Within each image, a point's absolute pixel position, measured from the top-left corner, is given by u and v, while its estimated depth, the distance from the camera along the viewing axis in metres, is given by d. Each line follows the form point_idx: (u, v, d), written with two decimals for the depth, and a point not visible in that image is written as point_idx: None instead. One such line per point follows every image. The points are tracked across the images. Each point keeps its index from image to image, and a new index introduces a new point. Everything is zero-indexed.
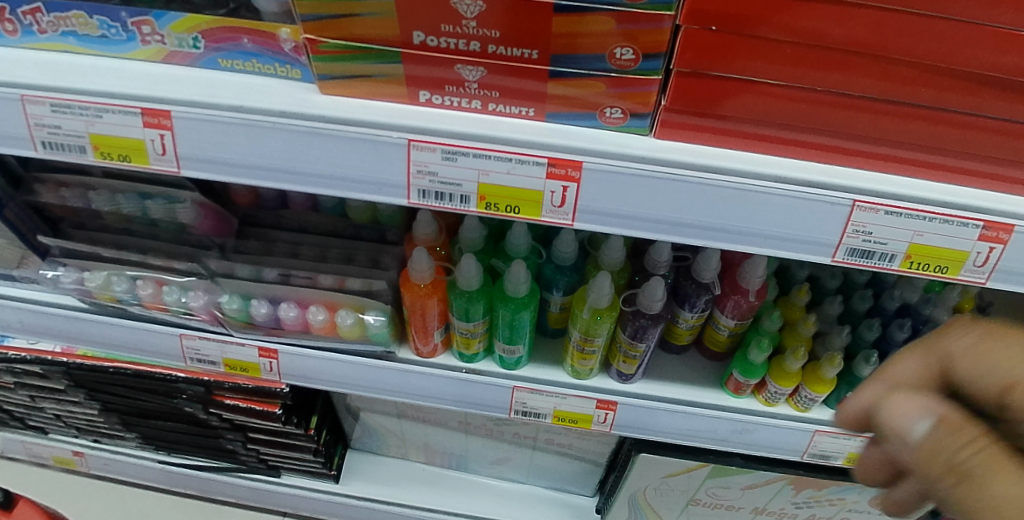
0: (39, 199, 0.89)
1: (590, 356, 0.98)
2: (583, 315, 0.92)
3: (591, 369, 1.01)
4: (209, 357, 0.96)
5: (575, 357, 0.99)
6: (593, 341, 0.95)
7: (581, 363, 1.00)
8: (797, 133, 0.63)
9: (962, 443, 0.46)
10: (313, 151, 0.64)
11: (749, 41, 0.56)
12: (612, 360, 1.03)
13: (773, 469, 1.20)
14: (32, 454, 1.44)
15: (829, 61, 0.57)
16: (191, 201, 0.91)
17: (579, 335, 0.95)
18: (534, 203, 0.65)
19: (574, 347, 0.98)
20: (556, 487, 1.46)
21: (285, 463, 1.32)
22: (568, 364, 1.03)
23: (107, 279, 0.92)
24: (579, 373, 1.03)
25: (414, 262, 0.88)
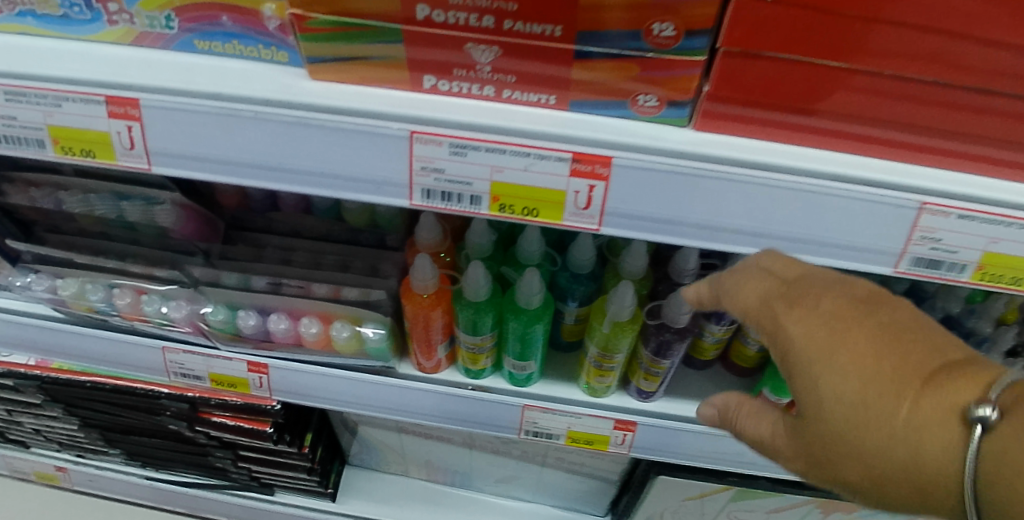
0: (8, 200, 0.81)
1: (608, 373, 0.90)
2: (603, 328, 0.84)
3: (608, 387, 0.93)
4: (193, 371, 0.87)
5: (591, 374, 0.91)
6: (613, 357, 0.86)
7: (598, 380, 0.91)
8: (858, 124, 0.55)
9: (736, 416, 0.56)
10: (302, 146, 0.56)
11: (811, 16, 0.48)
12: (632, 377, 0.94)
13: (801, 491, 1.11)
14: (14, 468, 1.32)
15: (903, 42, 0.48)
16: (172, 202, 0.80)
17: (596, 351, 0.87)
18: (555, 205, 0.57)
19: (590, 363, 0.89)
20: (565, 506, 1.37)
21: (278, 481, 1.24)
22: (583, 382, 0.95)
23: (81, 286, 0.84)
24: (595, 392, 0.94)
25: (416, 270, 0.80)
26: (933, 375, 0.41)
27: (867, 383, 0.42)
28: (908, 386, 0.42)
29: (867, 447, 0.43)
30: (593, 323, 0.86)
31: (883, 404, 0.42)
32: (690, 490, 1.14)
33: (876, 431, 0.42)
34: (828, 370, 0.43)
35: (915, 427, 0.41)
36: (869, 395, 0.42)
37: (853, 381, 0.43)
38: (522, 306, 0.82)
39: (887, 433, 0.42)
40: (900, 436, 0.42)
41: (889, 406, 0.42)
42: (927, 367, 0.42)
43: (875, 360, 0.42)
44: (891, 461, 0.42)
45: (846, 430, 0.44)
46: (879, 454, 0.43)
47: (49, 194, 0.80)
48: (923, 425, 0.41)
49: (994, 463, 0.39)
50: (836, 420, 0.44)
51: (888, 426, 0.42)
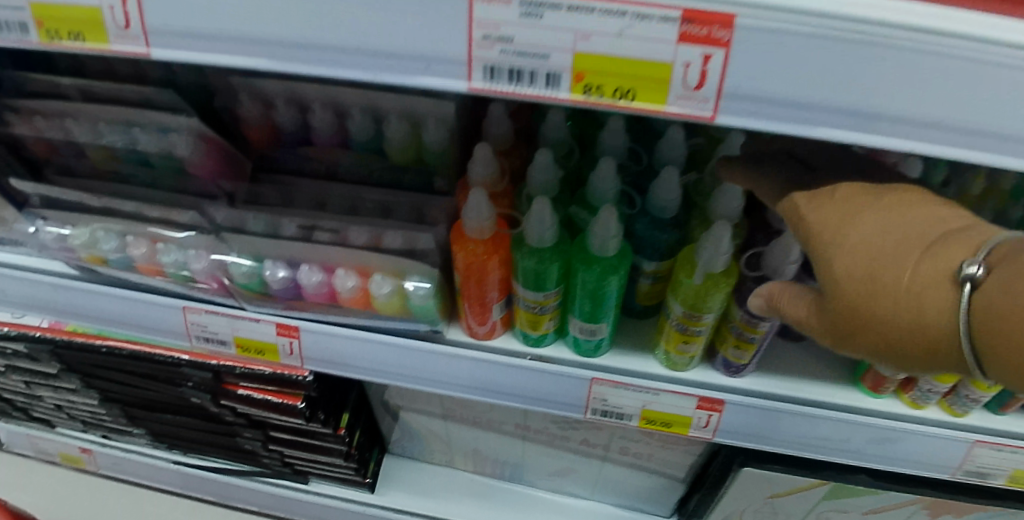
0: (12, 131, 0.71)
1: (694, 340, 0.75)
2: (690, 280, 0.70)
3: (692, 358, 0.78)
4: (217, 335, 0.76)
5: (672, 342, 0.77)
6: (701, 317, 0.72)
7: (680, 350, 0.77)
8: None
9: None
10: (333, 14, 0.43)
11: None
12: (720, 348, 0.80)
13: (910, 490, 0.95)
14: (38, 449, 1.24)
15: None
16: (189, 130, 0.72)
17: (679, 311, 0.73)
18: (659, 84, 0.44)
19: (671, 328, 0.75)
20: (626, 505, 1.23)
21: (314, 469, 1.12)
22: (661, 353, 0.80)
23: (93, 235, 0.73)
24: (677, 364, 0.79)
25: (470, 209, 0.67)
26: (934, 242, 0.46)
27: (875, 251, 0.48)
28: (911, 251, 0.47)
29: (872, 317, 0.47)
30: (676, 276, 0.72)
31: (888, 267, 0.46)
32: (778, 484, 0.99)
33: (885, 297, 0.46)
34: (840, 247, 0.49)
35: (918, 287, 0.45)
36: (875, 267, 0.47)
37: (861, 256, 0.48)
38: (595, 255, 0.69)
39: (892, 301, 0.46)
40: (903, 297, 0.46)
41: (894, 268, 0.46)
42: (929, 237, 0.47)
43: (881, 233, 0.48)
44: (896, 321, 0.46)
45: (857, 298, 0.48)
46: (887, 316, 0.46)
47: (55, 124, 0.71)
48: (922, 291, 0.45)
49: (986, 312, 0.43)
50: (848, 288, 0.48)
51: (892, 290, 0.46)
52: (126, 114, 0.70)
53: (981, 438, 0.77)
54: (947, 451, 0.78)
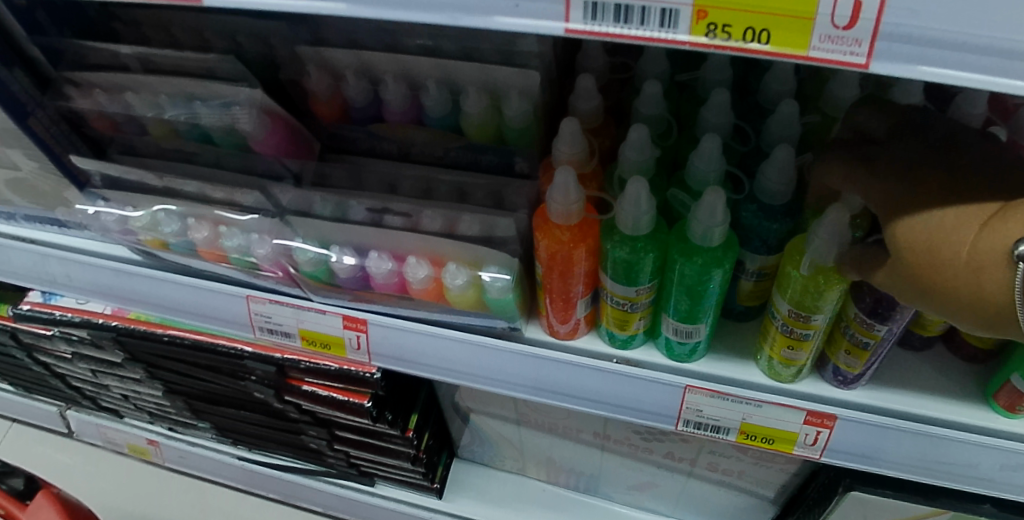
0: (73, 106, 0.68)
1: (802, 345, 0.65)
2: (795, 275, 0.60)
3: (799, 367, 0.68)
4: (281, 327, 0.72)
5: (776, 346, 0.67)
6: (811, 317, 0.62)
7: (784, 356, 0.67)
8: None
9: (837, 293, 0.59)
10: None
11: None
12: (835, 358, 0.69)
13: None
14: (107, 440, 1.24)
15: None
16: (251, 104, 0.67)
17: (785, 309, 0.64)
18: (799, 21, 0.35)
19: (777, 329, 0.66)
20: None
21: (380, 471, 1.07)
22: (764, 359, 0.71)
23: (155, 216, 0.70)
24: (781, 373, 0.70)
25: (556, 191, 0.60)
26: (995, 214, 0.43)
27: (935, 225, 0.45)
28: (970, 224, 0.44)
29: (933, 289, 0.46)
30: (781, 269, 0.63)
31: (947, 242, 0.44)
32: (890, 511, 0.87)
33: (944, 272, 0.45)
34: (898, 219, 0.47)
35: (977, 264, 0.43)
36: (932, 241, 0.45)
37: (918, 229, 0.46)
38: (696, 245, 0.61)
39: (949, 275, 0.44)
40: (962, 271, 0.44)
41: (951, 243, 0.44)
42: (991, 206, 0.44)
43: (941, 203, 0.45)
44: (957, 292, 0.45)
45: (920, 269, 0.46)
46: (948, 290, 0.45)
47: (118, 98, 0.69)
48: (981, 266, 0.43)
49: None
50: (909, 262, 0.46)
51: (951, 266, 0.44)
52: (187, 87, 0.67)
53: None
54: None
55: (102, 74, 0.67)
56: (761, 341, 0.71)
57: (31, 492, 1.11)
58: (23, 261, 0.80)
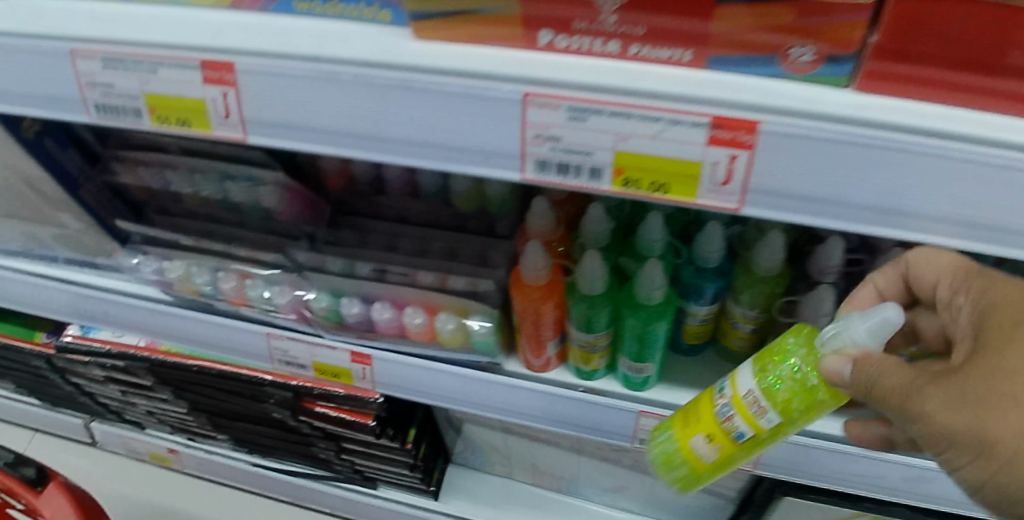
0: (117, 179, 0.81)
1: (724, 438, 0.57)
2: (782, 369, 0.53)
3: (692, 467, 0.60)
4: (297, 360, 0.84)
5: (692, 429, 0.59)
6: (762, 420, 0.54)
7: (692, 443, 0.59)
8: None
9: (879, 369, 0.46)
10: (404, 113, 0.50)
11: None
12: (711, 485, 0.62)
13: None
14: (129, 448, 1.39)
15: None
16: (276, 183, 0.80)
17: (744, 393, 0.55)
18: (689, 179, 0.48)
19: (712, 411, 0.57)
20: None
21: (382, 477, 1.21)
22: (659, 438, 0.63)
23: (188, 269, 0.84)
24: (669, 466, 0.62)
25: (527, 258, 0.73)
26: None
27: None
28: None
29: None
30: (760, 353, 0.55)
31: None
32: (823, 513, 1.02)
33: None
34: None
35: None
36: None
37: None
38: (641, 302, 0.75)
39: None
40: None
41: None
42: None
43: None
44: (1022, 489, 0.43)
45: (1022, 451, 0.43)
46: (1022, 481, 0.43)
47: (158, 172, 0.82)
48: None
49: None
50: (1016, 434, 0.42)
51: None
52: (220, 167, 0.80)
53: None
54: None
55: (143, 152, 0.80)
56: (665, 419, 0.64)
57: (42, 480, 1.11)
58: (63, 299, 0.90)
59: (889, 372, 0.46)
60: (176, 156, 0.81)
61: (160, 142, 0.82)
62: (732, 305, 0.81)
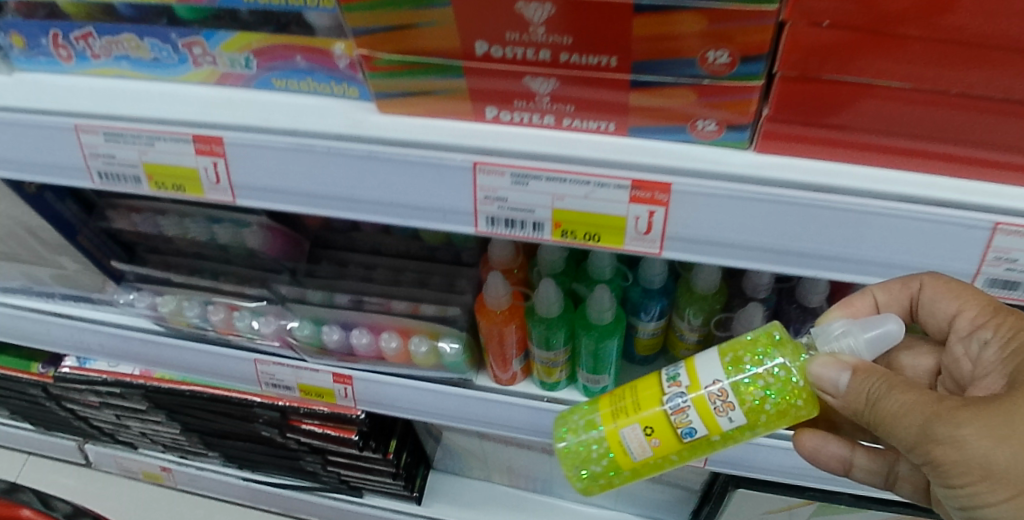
0: (112, 225, 0.91)
1: (668, 430, 0.58)
2: (752, 368, 0.56)
3: (614, 460, 0.61)
4: (284, 382, 0.92)
5: (630, 419, 0.59)
6: (720, 417, 0.56)
7: (624, 435, 0.59)
8: (921, 142, 0.54)
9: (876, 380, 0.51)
10: (371, 178, 0.58)
11: (883, 39, 0.47)
12: (615, 481, 0.63)
13: (888, 508, 1.07)
14: (123, 467, 1.46)
15: (967, 61, 0.47)
16: (259, 224, 0.91)
17: (708, 385, 0.56)
18: (617, 230, 0.57)
19: (661, 404, 0.57)
20: (647, 515, 1.37)
21: (368, 485, 1.29)
22: (575, 427, 0.62)
23: (179, 303, 0.92)
24: (584, 457, 0.62)
25: (490, 287, 0.81)
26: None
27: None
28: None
29: None
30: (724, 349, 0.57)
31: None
32: (772, 502, 1.12)
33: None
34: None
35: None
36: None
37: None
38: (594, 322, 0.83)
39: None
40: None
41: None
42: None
43: None
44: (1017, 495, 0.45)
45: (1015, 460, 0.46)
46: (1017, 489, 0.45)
47: (149, 218, 0.92)
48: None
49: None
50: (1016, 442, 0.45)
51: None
52: (208, 212, 0.91)
53: None
54: None
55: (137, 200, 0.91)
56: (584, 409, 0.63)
57: None
58: (62, 334, 0.97)
59: (895, 386, 0.50)
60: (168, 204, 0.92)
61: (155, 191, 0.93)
62: (677, 319, 0.90)
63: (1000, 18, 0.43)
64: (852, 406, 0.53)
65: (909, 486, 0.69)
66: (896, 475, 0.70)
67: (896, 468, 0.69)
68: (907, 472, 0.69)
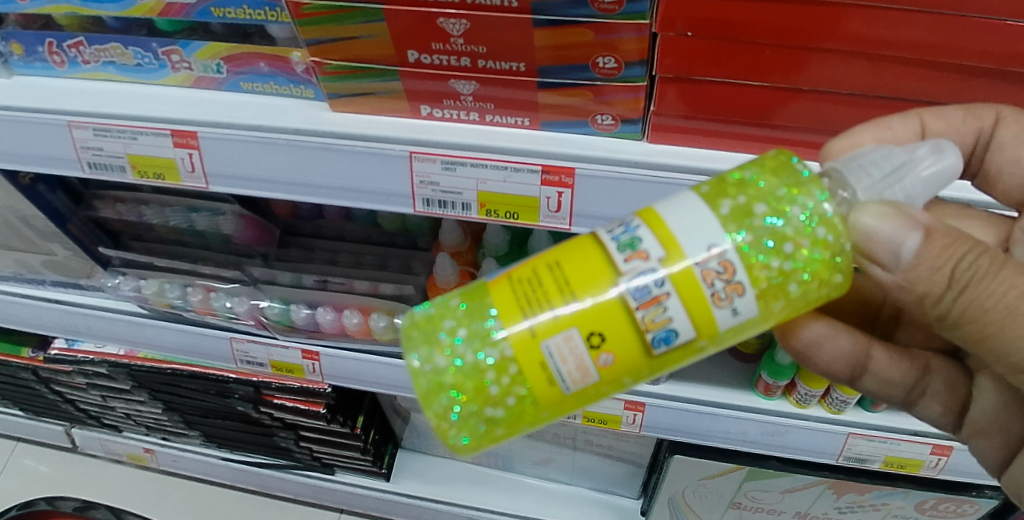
0: (99, 214, 1.01)
1: (630, 334, 0.47)
2: (760, 222, 0.47)
3: (534, 390, 0.49)
4: (257, 358, 1.01)
5: (565, 325, 0.47)
6: (718, 308, 0.47)
7: (551, 351, 0.48)
8: (819, 134, 0.64)
9: (958, 256, 0.46)
10: (323, 167, 0.69)
11: (746, 47, 0.57)
12: (522, 422, 0.51)
13: (811, 472, 1.13)
14: (107, 450, 1.54)
15: (879, 69, 0.57)
16: (232, 213, 1.01)
17: (702, 260, 0.46)
18: (532, 209, 0.68)
19: (625, 295, 0.47)
20: (601, 489, 1.46)
21: (339, 462, 1.38)
22: (454, 339, 0.50)
23: (161, 286, 1.01)
24: (482, 390, 0.49)
25: (438, 267, 0.92)
26: None
27: None
28: None
29: None
30: (717, 201, 0.48)
31: None
32: (705, 469, 1.18)
33: None
34: None
35: None
36: None
37: None
38: None
39: None
40: None
41: None
42: None
43: None
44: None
45: None
46: None
47: (134, 208, 1.02)
48: None
49: None
50: None
51: None
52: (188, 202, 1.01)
53: (855, 430, 0.98)
54: (819, 440, 1.00)
55: (122, 192, 1.01)
56: (466, 314, 0.50)
57: None
58: (52, 317, 1.06)
59: (991, 270, 0.46)
60: (150, 195, 1.03)
61: (137, 183, 1.03)
62: None
63: (840, 27, 0.54)
64: (924, 286, 0.48)
65: (936, 406, 0.66)
66: (923, 389, 0.66)
67: (924, 380, 0.66)
68: (936, 386, 0.66)
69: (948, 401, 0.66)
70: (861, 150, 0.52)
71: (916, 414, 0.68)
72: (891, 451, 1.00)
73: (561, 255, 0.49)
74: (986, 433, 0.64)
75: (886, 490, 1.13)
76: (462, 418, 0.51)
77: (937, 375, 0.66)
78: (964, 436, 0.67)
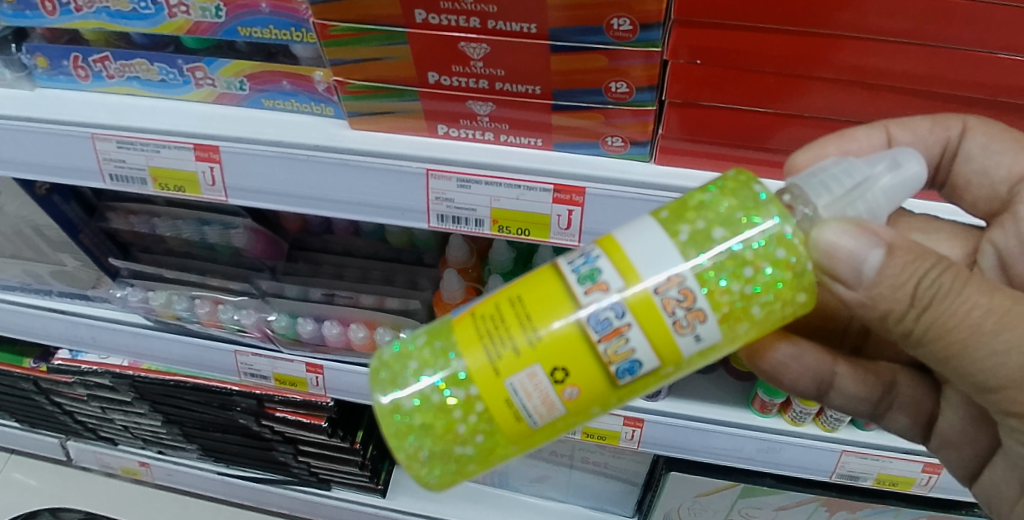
0: (111, 225, 1.03)
1: (592, 367, 0.49)
2: (718, 245, 0.49)
3: (500, 426, 0.51)
4: (261, 371, 1.03)
5: (528, 363, 0.49)
6: (680, 335, 0.49)
7: (515, 389, 0.49)
8: None
9: (918, 274, 0.49)
10: (341, 182, 0.71)
11: (748, 74, 0.60)
12: (493, 458, 0.53)
13: (806, 490, 1.15)
14: (102, 463, 1.53)
15: (875, 96, 0.60)
16: (244, 226, 1.03)
17: (661, 293, 0.48)
18: (543, 226, 0.70)
19: (586, 326, 0.49)
20: (597, 507, 1.47)
21: (336, 477, 1.38)
22: (421, 374, 0.52)
23: (168, 298, 1.02)
24: (450, 428, 0.51)
25: (445, 282, 0.94)
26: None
27: None
28: None
29: None
30: (676, 226, 0.50)
31: None
32: (702, 487, 1.19)
33: None
34: None
35: None
36: None
37: None
38: None
39: None
40: None
41: None
42: None
43: None
44: None
45: None
46: None
47: (145, 220, 1.04)
48: None
49: None
50: None
51: None
52: (199, 215, 1.03)
53: (849, 448, 0.99)
54: (813, 457, 1.01)
55: (135, 204, 1.03)
56: (432, 353, 0.52)
57: None
58: (58, 327, 1.06)
59: (954, 288, 0.48)
60: (163, 207, 1.05)
61: (150, 195, 1.05)
62: None
63: (837, 57, 0.57)
64: (888, 303, 0.50)
65: (903, 418, 0.69)
66: (889, 401, 0.69)
67: (891, 394, 0.69)
68: (902, 400, 0.69)
69: (913, 414, 0.69)
70: (821, 164, 0.54)
71: (884, 425, 0.71)
72: (883, 469, 1.01)
73: (522, 291, 0.51)
74: (954, 445, 0.67)
75: (880, 509, 1.15)
76: (433, 458, 0.52)
77: (903, 389, 0.69)
78: (932, 445, 0.70)
